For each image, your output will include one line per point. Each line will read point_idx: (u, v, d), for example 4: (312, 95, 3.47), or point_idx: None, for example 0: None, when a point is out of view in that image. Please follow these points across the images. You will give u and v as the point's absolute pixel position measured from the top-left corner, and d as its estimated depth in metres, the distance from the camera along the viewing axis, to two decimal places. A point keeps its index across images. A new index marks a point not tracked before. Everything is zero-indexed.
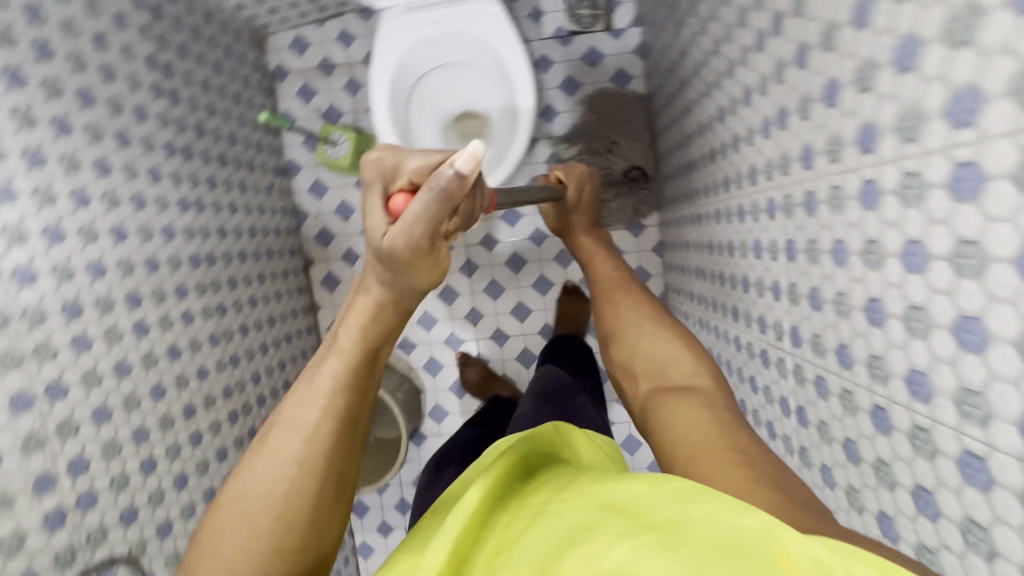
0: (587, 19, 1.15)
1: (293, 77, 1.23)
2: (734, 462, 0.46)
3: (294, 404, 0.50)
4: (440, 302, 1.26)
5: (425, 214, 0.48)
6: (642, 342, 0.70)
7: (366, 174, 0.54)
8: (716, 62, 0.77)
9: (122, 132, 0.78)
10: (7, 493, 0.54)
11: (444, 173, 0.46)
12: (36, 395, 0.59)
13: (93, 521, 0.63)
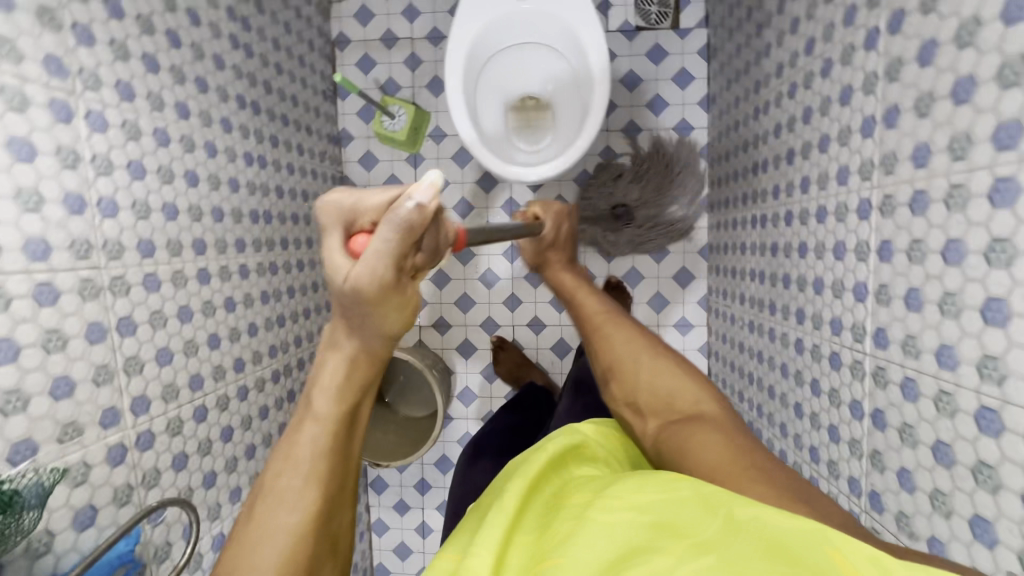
0: (654, 16, 1.16)
1: (354, 47, 1.22)
2: (772, 491, 0.44)
3: (264, 512, 0.40)
4: (478, 284, 1.26)
5: (393, 254, 0.38)
6: (639, 370, 0.60)
7: (319, 213, 0.42)
8: (796, 60, 0.76)
9: (203, 78, 0.78)
10: (77, 424, 0.56)
11: (410, 206, 0.37)
12: (109, 328, 0.60)
13: (149, 461, 0.64)
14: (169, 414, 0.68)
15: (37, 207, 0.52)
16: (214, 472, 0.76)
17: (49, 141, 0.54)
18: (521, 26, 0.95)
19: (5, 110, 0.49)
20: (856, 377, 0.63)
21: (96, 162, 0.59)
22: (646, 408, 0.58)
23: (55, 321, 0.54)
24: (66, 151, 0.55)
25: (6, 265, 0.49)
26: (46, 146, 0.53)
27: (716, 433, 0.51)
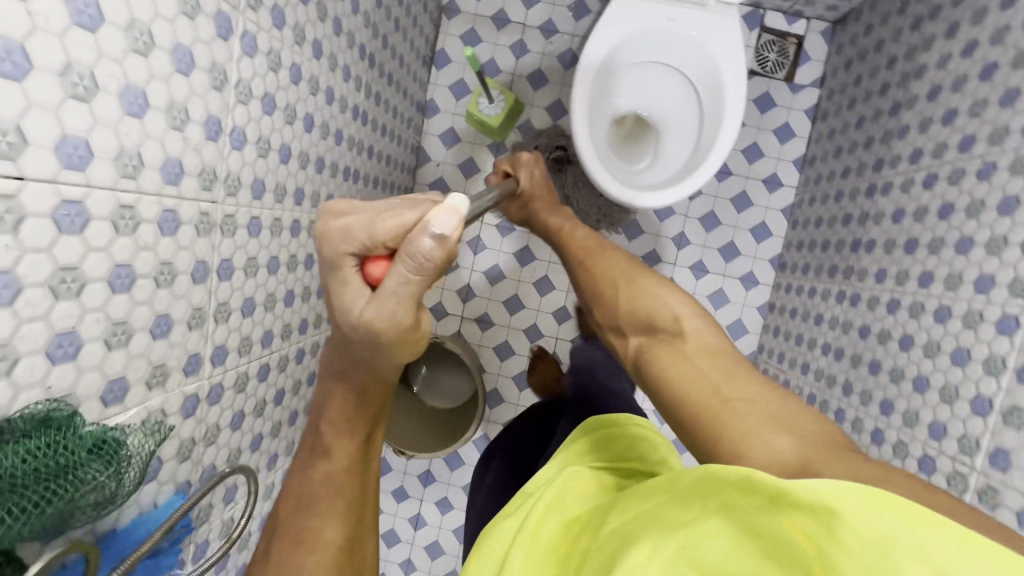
0: (771, 64, 1.43)
1: (464, 19, 1.43)
2: (741, 416, 0.50)
3: (315, 496, 0.57)
4: (531, 292, 1.43)
5: (410, 293, 0.46)
6: (620, 299, 0.73)
7: (328, 247, 0.48)
8: (927, 108, 1.00)
9: (339, 20, 0.84)
10: (166, 365, 0.61)
11: (421, 251, 0.44)
12: (210, 269, 0.65)
13: (213, 416, 0.72)
14: (238, 369, 0.76)
15: (180, 126, 0.56)
16: (241, 413, 0.80)
17: (206, 56, 0.58)
18: (656, 46, 1.13)
19: (179, 14, 0.53)
20: (966, 452, 0.77)
21: (238, 87, 0.64)
22: (627, 327, 0.69)
23: (169, 254, 0.58)
24: (218, 71, 0.60)
25: (146, 184, 0.53)
26: (202, 61, 0.57)
27: (696, 356, 0.58)
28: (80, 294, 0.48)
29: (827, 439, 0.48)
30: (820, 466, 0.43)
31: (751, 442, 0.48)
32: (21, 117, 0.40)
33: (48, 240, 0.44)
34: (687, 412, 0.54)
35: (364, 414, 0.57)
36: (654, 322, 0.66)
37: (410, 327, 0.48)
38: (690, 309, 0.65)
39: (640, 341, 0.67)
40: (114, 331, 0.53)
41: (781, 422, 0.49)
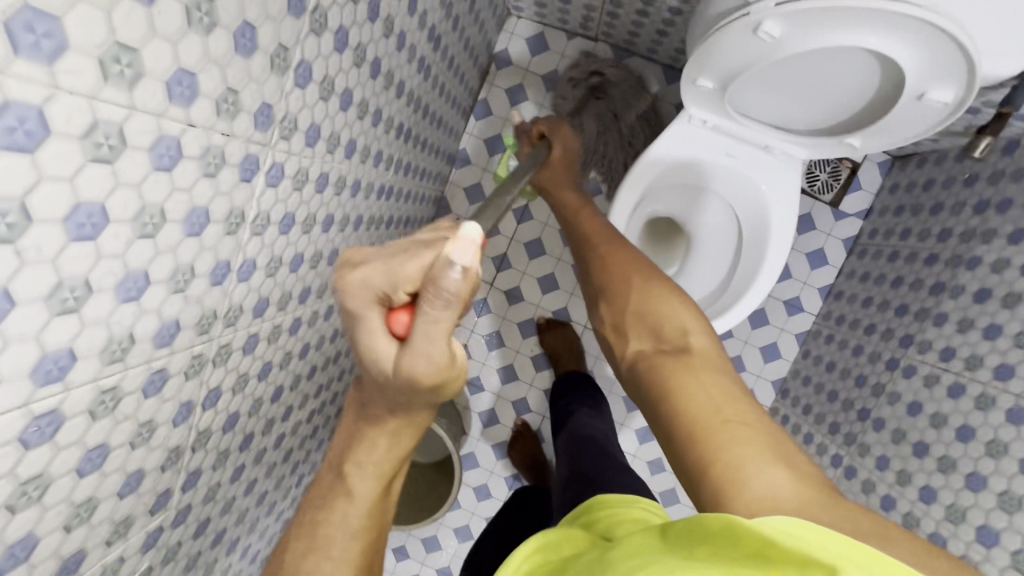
0: (820, 185, 1.49)
1: (513, 70, 1.48)
2: (740, 438, 0.54)
3: (329, 542, 0.57)
4: (527, 365, 1.57)
5: (442, 330, 0.42)
6: (632, 301, 0.79)
7: (345, 294, 0.46)
8: (970, 308, 1.03)
9: (380, 110, 0.90)
10: (134, 515, 0.63)
11: (447, 285, 0.38)
12: (195, 406, 0.67)
13: (174, 538, 0.74)
14: (210, 484, 0.79)
15: (183, 288, 0.56)
16: (206, 520, 0.82)
17: (225, 206, 0.57)
18: (709, 176, 1.11)
19: (200, 176, 0.52)
20: None
21: (256, 222, 0.64)
22: (634, 336, 0.75)
23: (150, 413, 0.59)
24: (234, 217, 0.59)
25: (134, 360, 0.53)
26: (219, 212, 0.57)
27: (702, 375, 0.63)
28: (42, 498, 0.48)
29: (818, 480, 0.51)
30: (813, 510, 0.45)
31: (746, 465, 0.51)
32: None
33: (12, 463, 0.44)
34: (675, 420, 0.60)
35: (392, 457, 0.57)
36: (659, 333, 0.72)
37: (449, 364, 0.45)
38: (699, 330, 0.70)
39: (648, 355, 0.71)
40: (75, 514, 0.53)
41: (778, 455, 0.53)
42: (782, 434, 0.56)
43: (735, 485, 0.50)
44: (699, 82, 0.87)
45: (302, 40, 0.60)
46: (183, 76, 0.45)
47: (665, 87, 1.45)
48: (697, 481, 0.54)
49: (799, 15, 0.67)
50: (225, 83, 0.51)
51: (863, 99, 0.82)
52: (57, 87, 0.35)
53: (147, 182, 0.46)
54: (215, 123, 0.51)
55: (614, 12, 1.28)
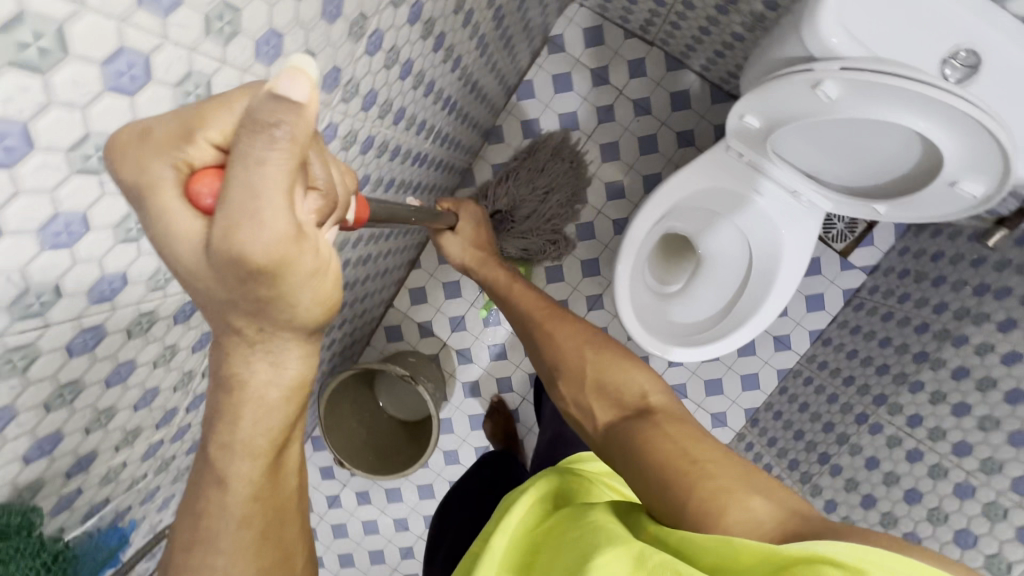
0: (834, 234, 1.52)
1: (563, 59, 1.47)
2: (710, 473, 0.60)
3: (214, 532, 0.50)
4: (517, 347, 1.62)
5: (271, 181, 0.31)
6: (589, 369, 0.83)
7: (130, 166, 0.34)
8: (941, 382, 1.09)
9: (432, 80, 0.91)
10: (142, 426, 0.67)
11: (271, 125, 0.29)
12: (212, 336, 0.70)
13: (170, 452, 0.79)
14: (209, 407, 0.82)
15: None
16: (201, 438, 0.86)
17: None
18: (733, 205, 1.12)
19: None
20: None
21: None
22: (601, 406, 0.79)
23: (175, 338, 0.62)
24: None
25: (173, 289, 0.56)
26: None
27: (669, 428, 0.69)
28: (73, 402, 0.51)
29: (786, 500, 0.57)
30: (794, 530, 0.52)
31: (720, 496, 0.57)
32: (62, 275, 0.41)
33: (56, 367, 0.47)
34: (648, 469, 0.63)
35: (264, 427, 0.46)
36: (618, 396, 0.79)
37: (289, 246, 0.34)
38: (656, 390, 0.78)
39: (620, 423, 0.74)
40: (95, 419, 0.56)
41: (747, 483, 0.59)
42: (744, 464, 0.62)
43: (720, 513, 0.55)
44: (750, 120, 0.89)
45: (380, 11, 0.62)
46: (272, 37, 0.47)
47: (708, 106, 1.46)
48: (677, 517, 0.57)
49: (859, 86, 0.70)
50: (307, 47, 0.52)
51: (899, 175, 0.84)
52: (165, 38, 0.37)
53: None
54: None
55: (677, 23, 1.27)
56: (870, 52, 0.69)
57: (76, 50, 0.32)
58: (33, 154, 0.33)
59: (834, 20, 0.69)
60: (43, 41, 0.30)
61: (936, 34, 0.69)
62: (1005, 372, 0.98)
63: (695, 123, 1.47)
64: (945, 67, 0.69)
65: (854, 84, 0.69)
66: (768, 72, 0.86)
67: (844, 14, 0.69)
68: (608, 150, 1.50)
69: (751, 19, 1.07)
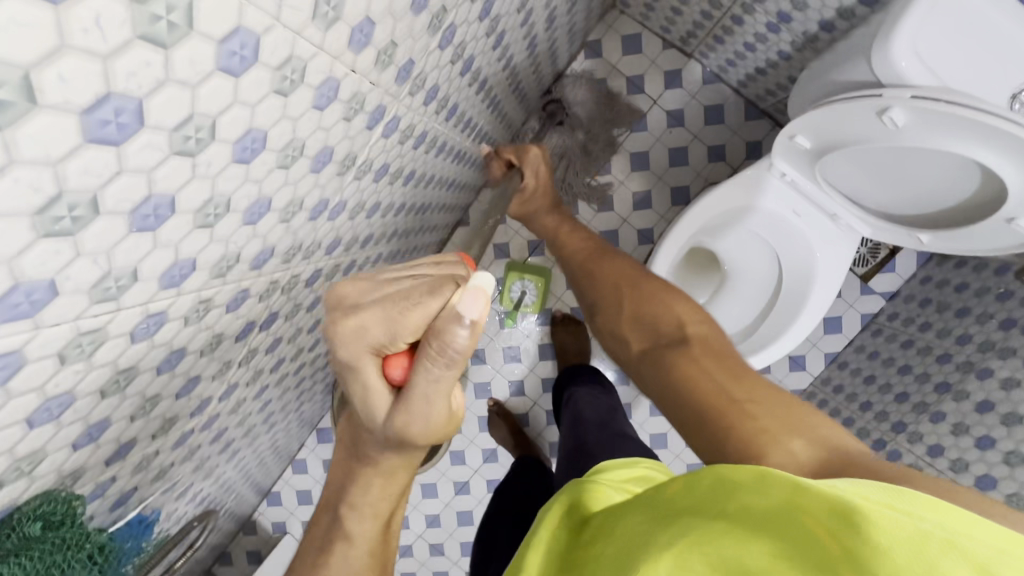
0: (856, 258, 1.52)
1: (599, 64, 1.46)
2: (749, 413, 0.63)
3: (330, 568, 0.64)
4: (532, 351, 1.60)
5: (446, 385, 0.50)
6: (626, 310, 0.89)
7: (346, 343, 0.50)
8: (963, 414, 1.10)
9: (484, 79, 0.89)
10: (179, 414, 0.65)
11: (453, 346, 0.46)
12: (254, 326, 0.68)
13: (198, 441, 0.77)
14: (237, 397, 0.80)
15: (288, 219, 0.56)
16: (225, 427, 0.84)
17: (346, 148, 0.58)
18: (769, 227, 1.11)
19: (339, 119, 0.52)
20: None
21: (361, 166, 0.65)
22: (635, 338, 0.85)
23: (224, 326, 0.60)
24: (348, 159, 0.60)
25: (232, 277, 0.54)
26: (340, 154, 0.57)
27: (704, 363, 0.72)
28: (126, 388, 0.50)
29: (834, 441, 0.58)
30: (834, 466, 0.54)
31: (762, 433, 0.60)
32: (141, 259, 0.39)
33: (118, 352, 0.45)
34: (684, 404, 0.69)
35: (383, 500, 0.62)
36: (658, 331, 0.82)
37: (442, 419, 0.53)
38: (695, 322, 0.81)
39: (654, 350, 0.80)
40: (141, 407, 0.55)
41: (788, 424, 0.60)
42: (783, 396, 0.65)
43: (760, 454, 0.58)
44: (800, 140, 0.88)
45: (458, 5, 0.60)
46: (366, 25, 0.45)
47: (741, 122, 1.45)
48: (720, 445, 0.62)
49: (928, 117, 0.69)
50: (392, 37, 0.51)
51: (948, 206, 0.84)
52: (277, 20, 0.36)
53: (304, 117, 0.46)
54: (370, 71, 0.51)
55: (721, 37, 1.26)
56: (941, 82, 0.68)
57: (200, 26, 0.30)
58: (141, 133, 0.32)
59: (907, 48, 0.68)
60: (173, 15, 0.29)
61: (1006, 69, 0.68)
62: None
63: (726, 138, 1.46)
64: (1014, 101, 0.69)
65: (924, 113, 0.69)
66: (826, 95, 0.85)
67: (918, 42, 0.68)
68: (638, 159, 1.49)
69: (802, 39, 1.06)
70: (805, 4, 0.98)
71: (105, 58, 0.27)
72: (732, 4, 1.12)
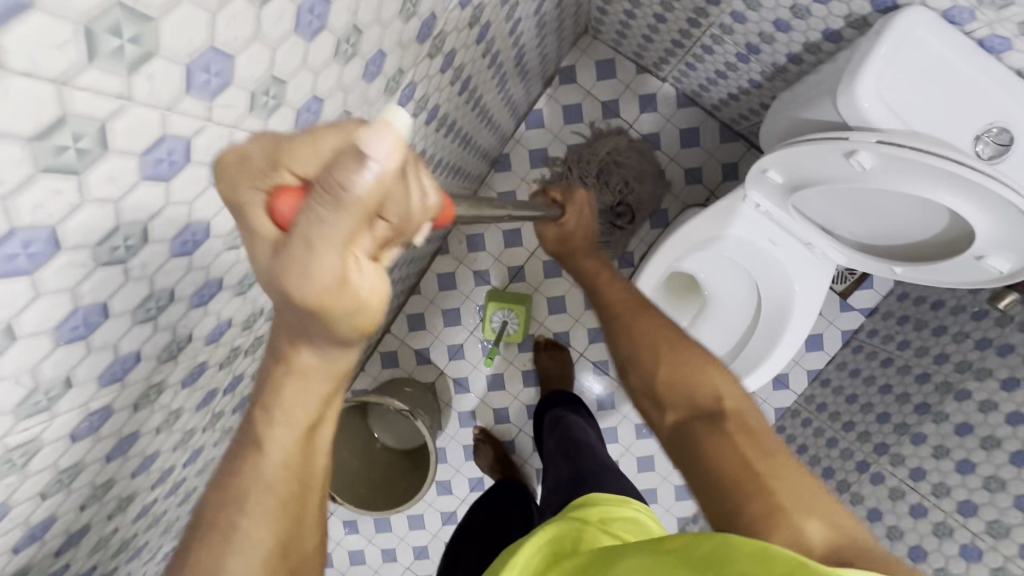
0: (835, 276, 1.52)
1: (575, 89, 1.45)
2: (772, 492, 0.57)
3: (241, 494, 0.43)
4: (516, 377, 1.58)
5: (341, 238, 0.28)
6: (663, 372, 0.74)
7: (228, 189, 0.31)
8: (941, 437, 1.10)
9: (454, 121, 0.88)
10: (137, 490, 0.62)
11: (342, 179, 0.25)
12: (216, 392, 0.66)
13: (161, 508, 0.74)
14: (204, 458, 0.78)
15: (244, 291, 0.54)
16: (193, 488, 0.81)
17: None
18: (747, 255, 1.10)
19: None
20: None
21: None
22: (669, 405, 0.71)
23: (180, 402, 0.58)
24: None
25: (183, 357, 0.52)
26: None
27: (740, 442, 0.62)
28: (71, 484, 0.47)
29: (848, 528, 0.55)
30: (851, 557, 0.52)
31: (778, 521, 0.55)
32: (74, 367, 0.37)
33: (57, 455, 0.43)
34: (711, 494, 0.60)
35: (308, 404, 0.42)
36: (693, 400, 0.70)
37: (334, 286, 0.29)
38: (738, 398, 0.69)
39: (688, 421, 0.68)
40: (92, 495, 0.52)
41: (806, 503, 0.57)
42: (807, 479, 0.60)
43: (768, 536, 0.54)
44: (772, 174, 0.89)
45: (417, 63, 0.58)
46: (313, 103, 0.43)
47: (717, 144, 1.46)
48: (736, 534, 0.56)
49: (893, 161, 0.69)
50: (345, 107, 0.49)
51: (919, 239, 0.84)
52: (209, 120, 0.34)
53: None
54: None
55: (694, 64, 1.26)
56: (907, 125, 0.69)
57: (116, 145, 0.29)
58: (59, 255, 0.30)
59: (871, 91, 0.68)
60: (83, 142, 0.27)
61: (969, 111, 0.68)
62: (1010, 432, 0.98)
63: (703, 160, 1.46)
64: (977, 142, 0.68)
65: (889, 158, 0.69)
66: (796, 132, 0.85)
67: (883, 85, 0.68)
68: None
69: (772, 69, 1.06)
70: (773, 37, 0.98)
71: (6, 198, 0.25)
72: (702, 33, 1.12)
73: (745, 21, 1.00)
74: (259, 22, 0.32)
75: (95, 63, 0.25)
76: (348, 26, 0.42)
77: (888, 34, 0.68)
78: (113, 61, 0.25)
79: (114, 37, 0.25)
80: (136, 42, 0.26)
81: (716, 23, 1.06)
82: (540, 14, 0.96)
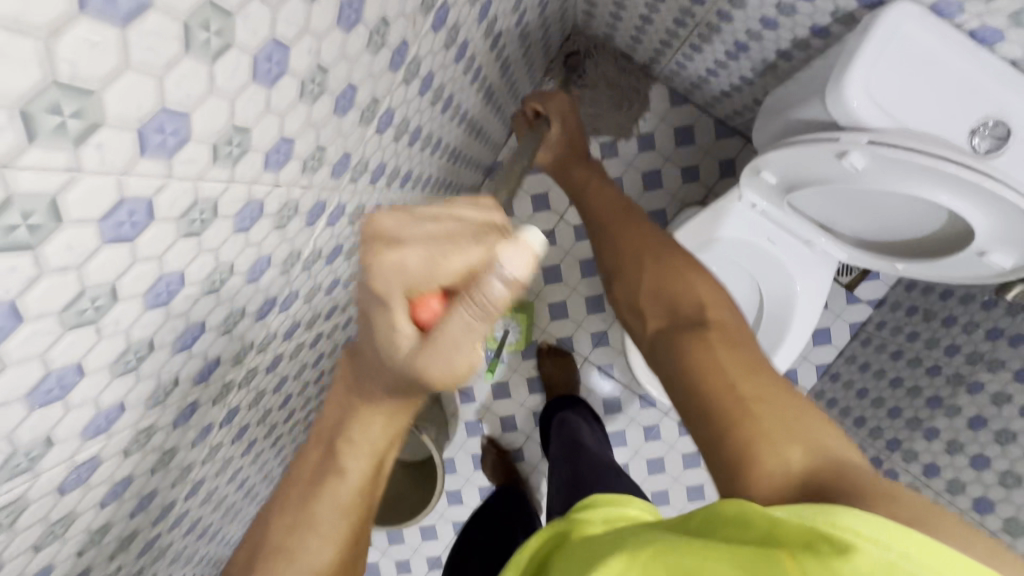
0: (841, 268, 1.50)
1: None
2: (756, 414, 0.55)
3: (315, 515, 0.54)
4: (521, 384, 1.58)
5: (474, 337, 0.38)
6: (642, 268, 0.81)
7: (376, 279, 0.39)
8: (954, 431, 1.08)
9: (440, 137, 0.87)
10: (137, 529, 0.63)
11: (488, 297, 0.36)
12: (212, 426, 0.66)
13: (167, 540, 0.74)
14: (208, 489, 0.78)
15: (230, 329, 0.54)
16: (198, 517, 0.82)
17: (286, 251, 0.55)
18: (748, 254, 1.08)
19: (272, 230, 0.49)
20: None
21: (310, 259, 0.62)
22: (652, 315, 0.76)
23: (175, 441, 0.58)
24: (291, 258, 0.57)
25: (173, 400, 0.52)
26: (280, 257, 0.55)
27: (718, 349, 0.63)
28: (65, 533, 0.48)
29: (832, 450, 0.52)
30: (830, 482, 0.48)
31: (766, 442, 0.53)
32: (54, 426, 0.37)
33: (46, 509, 0.43)
34: (694, 410, 0.60)
35: (382, 439, 0.52)
36: (674, 306, 0.74)
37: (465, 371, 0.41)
38: (717, 304, 0.71)
39: (669, 332, 0.71)
40: (89, 540, 0.53)
41: (794, 431, 0.53)
42: (791, 392, 0.58)
43: (745, 461, 0.52)
44: (766, 175, 0.87)
45: (392, 91, 0.58)
46: (283, 144, 0.43)
47: (713, 141, 1.43)
48: (712, 447, 0.56)
49: (887, 160, 0.67)
50: (317, 143, 0.48)
51: (919, 235, 0.82)
52: (170, 177, 0.33)
53: (226, 244, 0.44)
54: (298, 180, 0.48)
55: (684, 63, 1.24)
56: (899, 122, 0.67)
57: (71, 216, 0.28)
58: (22, 327, 0.30)
59: (861, 88, 0.66)
60: (33, 219, 0.26)
61: (965, 105, 0.66)
62: None
63: (699, 158, 1.44)
64: (974, 136, 0.66)
65: (882, 158, 0.67)
66: (788, 131, 0.84)
67: (872, 82, 0.67)
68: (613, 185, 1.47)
69: (762, 66, 1.05)
70: (761, 34, 0.96)
71: None
72: (690, 32, 1.10)
73: (732, 18, 0.98)
74: (213, 78, 0.32)
75: (38, 144, 0.25)
76: (313, 67, 0.41)
77: (874, 30, 0.66)
78: (56, 137, 0.25)
79: (54, 114, 0.24)
80: (79, 116, 0.26)
81: (703, 22, 1.04)
82: (522, 25, 0.95)
